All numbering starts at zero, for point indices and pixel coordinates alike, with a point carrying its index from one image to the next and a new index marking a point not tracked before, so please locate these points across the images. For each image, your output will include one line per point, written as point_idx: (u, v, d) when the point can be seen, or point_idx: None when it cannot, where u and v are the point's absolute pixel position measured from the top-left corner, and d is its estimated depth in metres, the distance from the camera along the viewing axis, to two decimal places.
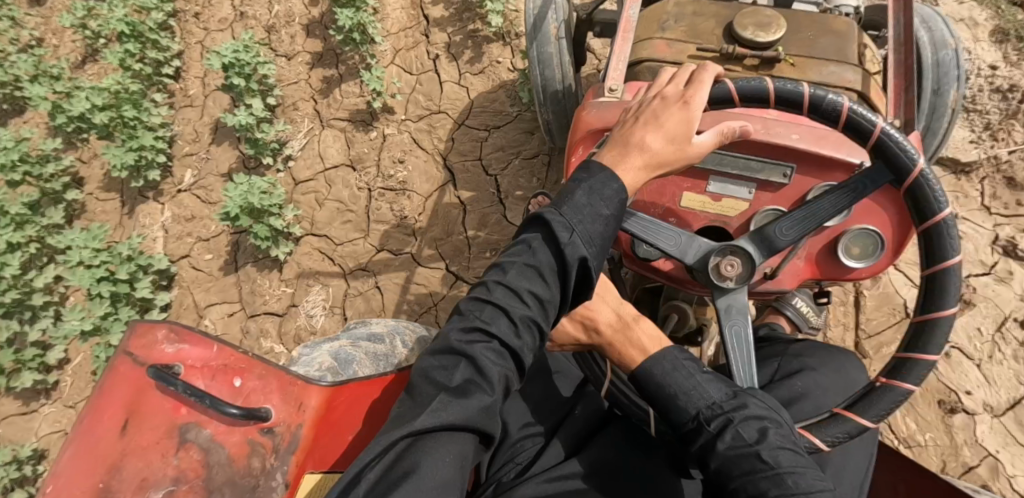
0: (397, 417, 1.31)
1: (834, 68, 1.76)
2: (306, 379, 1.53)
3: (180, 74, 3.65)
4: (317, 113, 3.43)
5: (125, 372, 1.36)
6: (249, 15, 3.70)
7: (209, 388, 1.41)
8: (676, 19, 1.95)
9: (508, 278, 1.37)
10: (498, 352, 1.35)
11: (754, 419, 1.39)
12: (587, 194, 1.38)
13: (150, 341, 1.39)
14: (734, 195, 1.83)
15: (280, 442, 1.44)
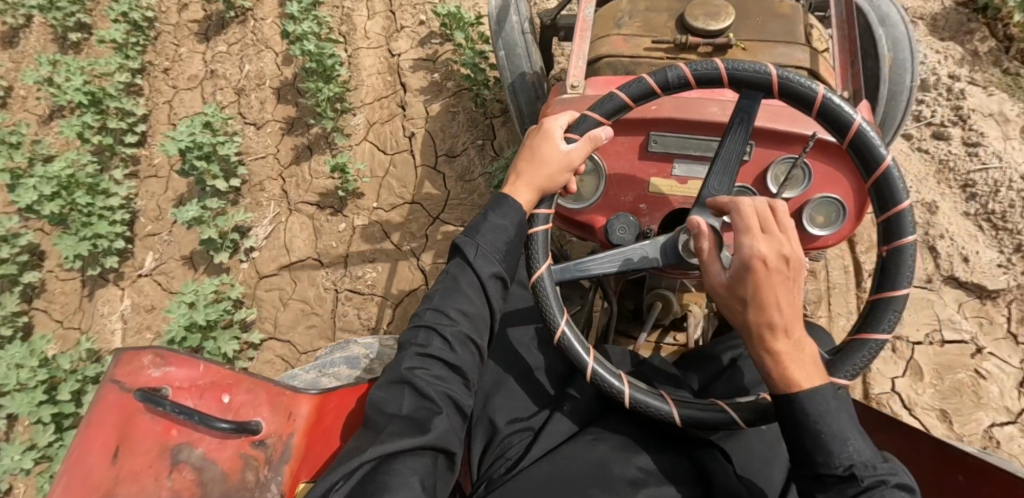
0: (360, 444, 1.62)
1: (783, 49, 2.24)
2: (294, 390, 1.76)
3: (144, 140, 4.11)
4: (284, 193, 3.79)
5: (113, 399, 1.55)
6: (219, 73, 4.19)
7: (198, 405, 1.62)
8: (630, 16, 2.40)
9: (433, 305, 1.81)
10: (433, 373, 1.72)
11: (901, 487, 1.43)
12: (489, 217, 1.82)
13: (136, 368, 1.59)
14: (699, 176, 1.99)
15: (272, 453, 1.66)
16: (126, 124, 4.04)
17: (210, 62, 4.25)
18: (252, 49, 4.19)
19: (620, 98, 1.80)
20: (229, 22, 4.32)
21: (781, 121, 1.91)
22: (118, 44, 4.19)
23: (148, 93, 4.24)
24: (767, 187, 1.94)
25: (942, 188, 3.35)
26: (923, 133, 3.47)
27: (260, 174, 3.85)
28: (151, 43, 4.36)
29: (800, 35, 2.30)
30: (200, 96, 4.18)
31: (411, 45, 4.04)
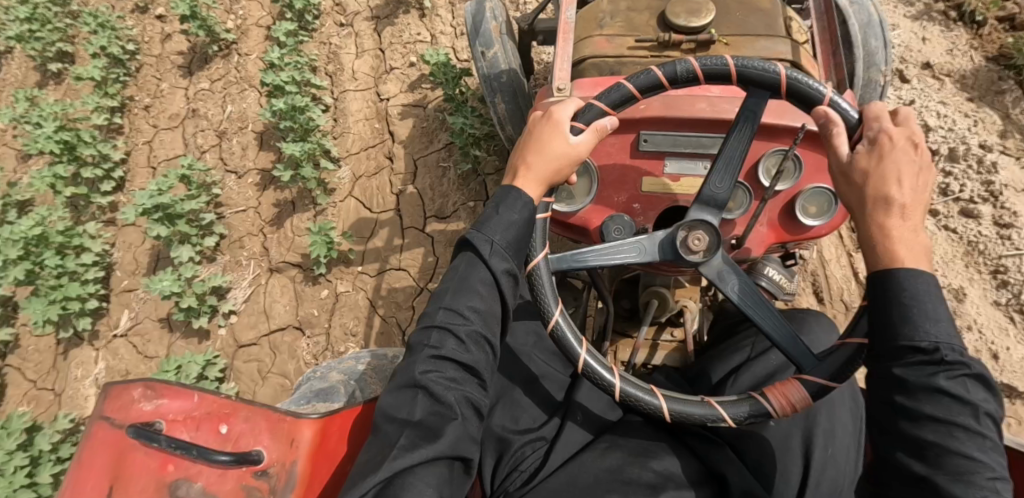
0: (375, 455, 1.53)
1: (764, 43, 2.25)
2: (296, 415, 1.69)
3: (123, 184, 3.97)
4: (265, 250, 3.64)
5: (103, 437, 1.49)
6: (200, 112, 4.11)
7: (194, 438, 1.56)
8: (612, 16, 2.40)
9: (445, 304, 1.67)
10: (447, 377, 1.61)
11: (978, 384, 1.31)
12: (498, 209, 1.68)
13: (127, 403, 1.53)
14: (692, 173, 1.98)
15: (276, 482, 1.60)
16: (102, 169, 3.89)
17: (192, 100, 4.18)
18: (236, 89, 4.14)
19: (627, 89, 1.79)
20: (211, 58, 4.28)
21: (770, 114, 1.92)
22: (96, 82, 4.11)
23: (127, 134, 4.12)
24: (759, 180, 1.95)
25: (972, 274, 3.10)
26: (949, 209, 3.23)
27: (240, 230, 3.70)
28: (133, 77, 4.28)
29: (780, 28, 2.31)
30: (181, 136, 4.07)
31: (399, 88, 3.98)
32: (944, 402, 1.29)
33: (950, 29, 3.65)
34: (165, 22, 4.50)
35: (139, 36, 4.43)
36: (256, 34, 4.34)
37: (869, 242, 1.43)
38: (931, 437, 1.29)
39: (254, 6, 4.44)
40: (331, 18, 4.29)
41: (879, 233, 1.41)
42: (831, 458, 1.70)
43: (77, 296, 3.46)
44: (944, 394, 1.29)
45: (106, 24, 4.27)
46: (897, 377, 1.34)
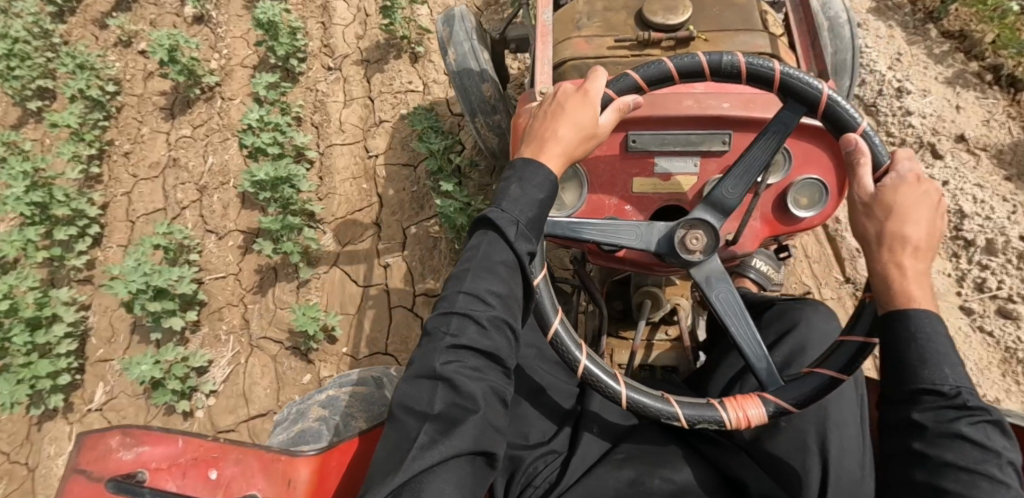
0: (394, 452, 1.40)
1: (744, 37, 2.27)
2: (292, 452, 1.57)
3: (100, 240, 3.69)
4: (245, 322, 3.37)
5: (80, 491, 1.39)
6: (180, 162, 3.85)
7: (181, 486, 1.45)
8: (589, 17, 2.39)
9: (466, 287, 1.51)
10: (470, 366, 1.46)
11: (990, 426, 1.36)
12: (520, 185, 1.56)
13: (105, 452, 1.43)
14: (682, 171, 1.94)
15: None
16: (76, 226, 3.61)
17: (173, 146, 3.92)
18: (218, 137, 3.89)
19: (667, 68, 1.75)
20: (192, 101, 4.03)
21: (754, 107, 1.90)
22: (73, 128, 3.85)
23: (105, 185, 3.85)
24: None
25: (1009, 384, 2.88)
26: (988, 307, 3.05)
27: (220, 298, 3.43)
28: (112, 120, 4.03)
29: (756, 20, 2.33)
30: (160, 187, 3.81)
31: (389, 143, 3.77)
32: (965, 449, 1.32)
33: (985, 96, 3.55)
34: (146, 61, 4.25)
35: (120, 77, 4.16)
36: (240, 74, 4.10)
37: (888, 283, 1.44)
38: (954, 483, 1.31)
39: (238, 44, 4.21)
40: (319, 62, 4.10)
41: (897, 280, 1.43)
42: (843, 452, 1.59)
43: (48, 373, 3.21)
44: (963, 437, 1.33)
45: (84, 64, 4.03)
46: (916, 421, 1.37)
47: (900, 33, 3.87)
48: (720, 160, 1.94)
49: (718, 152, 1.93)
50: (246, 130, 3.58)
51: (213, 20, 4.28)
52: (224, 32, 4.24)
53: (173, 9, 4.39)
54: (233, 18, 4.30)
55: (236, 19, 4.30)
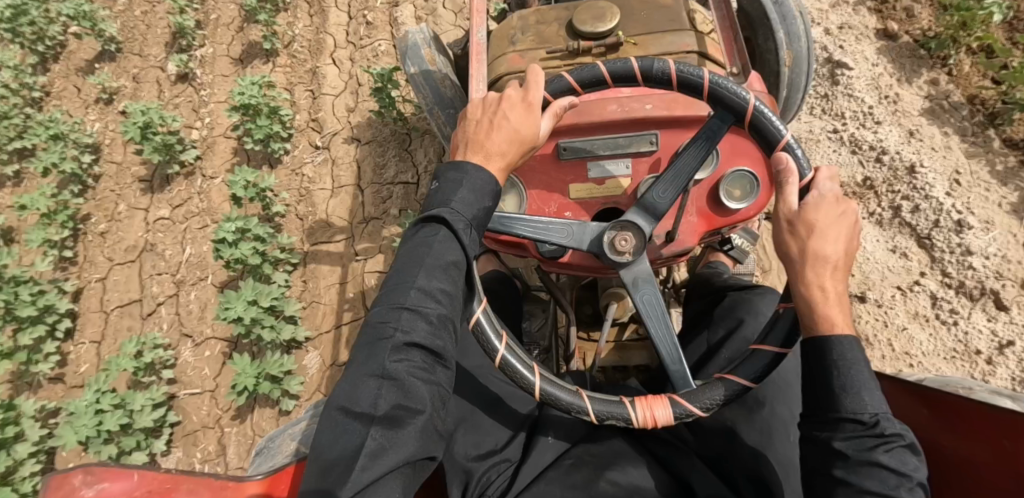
0: (334, 457, 1.23)
1: (671, 38, 2.16)
2: (240, 478, 1.50)
3: (74, 335, 2.96)
4: (222, 447, 2.48)
5: None
6: (158, 249, 3.04)
7: None
8: (522, 32, 2.32)
9: (420, 285, 1.34)
10: (418, 364, 1.31)
11: (909, 453, 1.24)
12: (470, 189, 1.39)
13: (68, 491, 1.40)
14: (615, 174, 1.78)
15: None
16: (44, 323, 2.88)
17: (152, 228, 3.12)
18: (196, 221, 3.03)
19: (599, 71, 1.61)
20: (171, 177, 3.19)
21: (679, 107, 1.74)
22: (44, 212, 3.16)
23: (78, 271, 3.12)
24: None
25: None
26: None
27: (194, 418, 2.55)
28: (89, 193, 3.35)
29: (684, 20, 2.23)
30: (136, 274, 3.04)
31: (380, 245, 2.67)
32: (884, 477, 1.21)
33: None
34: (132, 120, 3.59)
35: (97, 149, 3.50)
36: (224, 147, 3.23)
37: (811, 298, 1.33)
38: None
39: (221, 112, 3.36)
40: (306, 141, 3.03)
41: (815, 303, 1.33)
42: (788, 447, 1.58)
43: None
44: (880, 472, 1.21)
45: (59, 134, 3.39)
46: (836, 450, 1.26)
47: (957, 143, 2.29)
48: (651, 162, 1.77)
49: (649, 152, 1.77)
50: (220, 237, 2.55)
51: (200, 83, 3.54)
52: (208, 97, 3.47)
53: (157, 64, 3.85)
54: (219, 80, 3.54)
55: (222, 83, 3.53)
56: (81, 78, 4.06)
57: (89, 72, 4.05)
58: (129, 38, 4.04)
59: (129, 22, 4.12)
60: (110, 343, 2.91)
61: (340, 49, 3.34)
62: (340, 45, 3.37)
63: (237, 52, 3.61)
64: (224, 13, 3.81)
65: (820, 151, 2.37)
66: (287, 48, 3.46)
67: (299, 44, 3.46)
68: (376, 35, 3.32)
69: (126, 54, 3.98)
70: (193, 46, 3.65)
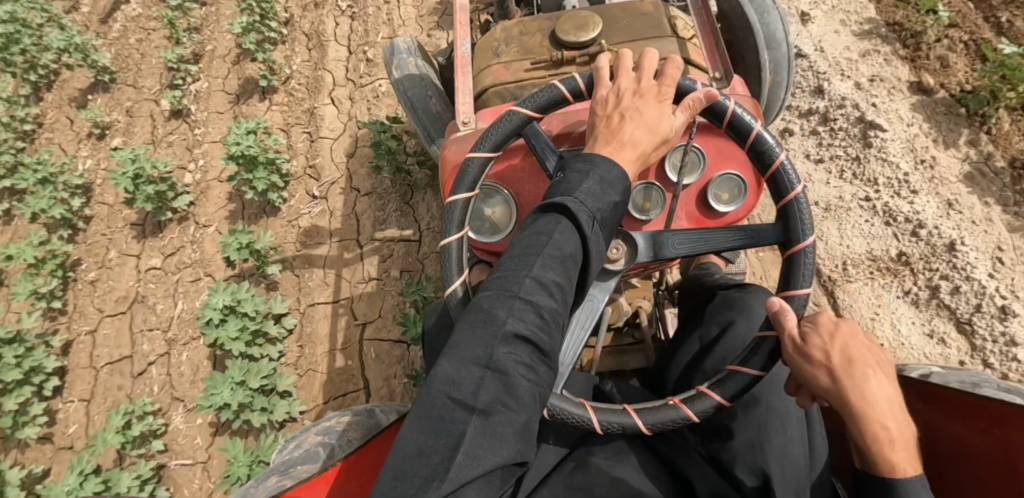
0: (427, 447, 1.08)
1: (654, 45, 2.05)
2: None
3: (61, 393, 2.85)
4: None
5: None
6: (149, 302, 2.91)
7: None
8: (506, 43, 2.19)
9: (539, 274, 1.23)
10: (525, 361, 1.17)
11: None
12: (598, 183, 1.34)
13: None
14: None
15: None
16: (30, 384, 2.76)
17: (143, 278, 3.00)
18: (188, 275, 2.89)
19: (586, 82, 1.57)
20: (164, 224, 3.05)
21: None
22: (31, 261, 3.04)
23: (67, 323, 3.00)
24: (666, 176, 1.65)
25: None
26: None
27: (185, 492, 2.44)
28: (79, 237, 3.23)
29: (665, 26, 2.09)
30: (127, 328, 2.91)
31: (380, 309, 2.53)
32: None
33: None
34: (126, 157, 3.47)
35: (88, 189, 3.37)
36: (218, 191, 3.08)
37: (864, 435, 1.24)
38: None
39: (216, 153, 3.22)
40: (303, 190, 2.89)
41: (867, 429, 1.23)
42: (788, 443, 1.43)
43: None
44: None
45: (49, 177, 3.28)
46: None
47: (999, 214, 2.13)
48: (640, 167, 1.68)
49: None
50: (206, 317, 2.41)
51: (195, 120, 3.41)
52: (203, 136, 3.33)
53: (152, 96, 3.72)
54: (214, 117, 3.39)
55: (217, 120, 3.37)
56: (74, 108, 3.93)
57: (82, 102, 3.92)
58: (123, 68, 3.92)
59: (124, 52, 4.00)
60: (100, 402, 2.79)
61: (338, 88, 3.19)
62: (338, 82, 3.22)
63: (233, 86, 3.47)
64: (220, 45, 3.70)
65: (851, 220, 2.20)
66: (284, 85, 3.32)
67: (297, 81, 3.31)
68: (377, 71, 3.18)
69: (120, 85, 3.85)
70: (187, 81, 3.52)
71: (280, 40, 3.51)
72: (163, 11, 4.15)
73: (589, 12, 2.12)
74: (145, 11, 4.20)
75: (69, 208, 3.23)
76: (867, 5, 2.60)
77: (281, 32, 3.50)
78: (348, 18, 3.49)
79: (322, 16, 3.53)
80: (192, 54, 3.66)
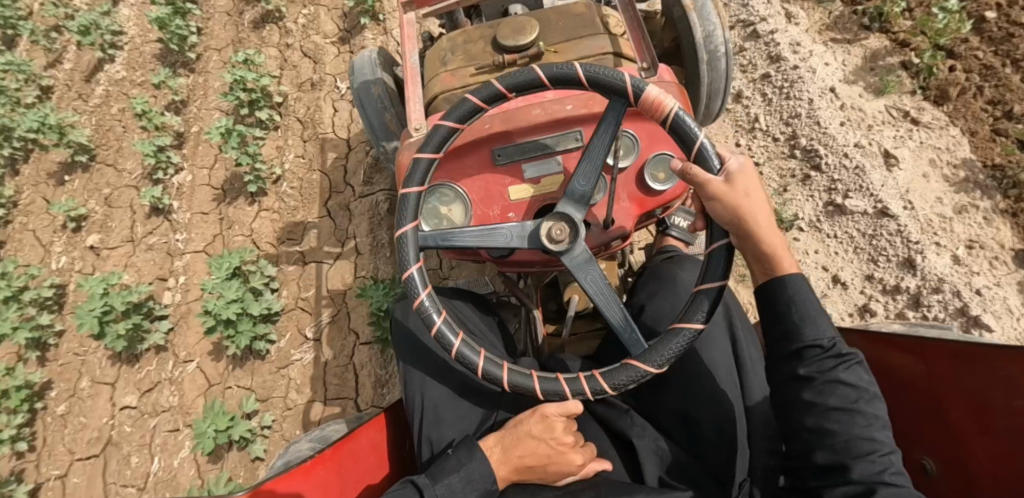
0: None
1: (588, 43, 2.12)
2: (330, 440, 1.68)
3: None
4: None
5: None
6: (124, 450, 2.58)
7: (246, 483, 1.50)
8: (452, 52, 2.24)
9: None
10: None
11: (845, 384, 1.33)
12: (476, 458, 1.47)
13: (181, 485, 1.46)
14: (549, 173, 1.76)
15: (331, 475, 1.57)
16: None
17: (117, 418, 2.67)
18: (167, 420, 2.57)
19: (502, 87, 1.56)
20: (140, 354, 2.71)
21: (596, 105, 1.76)
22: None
23: (36, 463, 2.69)
24: (604, 161, 1.75)
25: None
26: None
27: None
28: (49, 359, 2.91)
29: (598, 24, 2.18)
30: (97, 477, 2.58)
31: None
32: (843, 393, 1.32)
33: None
34: (105, 258, 3.14)
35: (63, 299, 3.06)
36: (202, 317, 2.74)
37: (736, 227, 1.43)
38: (835, 437, 1.31)
39: (199, 266, 2.87)
40: (294, 328, 2.54)
41: (732, 200, 1.42)
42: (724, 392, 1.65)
43: None
44: (824, 401, 1.33)
45: (16, 293, 2.98)
46: (802, 375, 1.36)
47: None
48: (581, 156, 1.76)
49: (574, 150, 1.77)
50: None
51: (178, 220, 3.05)
52: (185, 243, 2.96)
53: (132, 181, 3.36)
54: (197, 219, 3.01)
55: (201, 224, 2.99)
56: (50, 187, 3.57)
57: (59, 180, 3.57)
58: (103, 143, 3.56)
59: (105, 123, 3.65)
60: None
61: (333, 194, 2.83)
62: (335, 187, 2.85)
63: (219, 180, 3.10)
64: (207, 126, 3.33)
65: None
66: (276, 187, 2.96)
67: (289, 182, 2.93)
68: (378, 177, 2.80)
69: (100, 164, 3.50)
70: (170, 173, 3.17)
71: (274, 129, 3.14)
72: (148, 76, 3.77)
73: (525, 16, 2.19)
74: (129, 74, 3.81)
75: (37, 324, 2.90)
76: (960, 140, 2.21)
77: (274, 120, 3.13)
78: (348, 103, 3.13)
79: (319, 100, 3.17)
80: (178, 138, 3.30)
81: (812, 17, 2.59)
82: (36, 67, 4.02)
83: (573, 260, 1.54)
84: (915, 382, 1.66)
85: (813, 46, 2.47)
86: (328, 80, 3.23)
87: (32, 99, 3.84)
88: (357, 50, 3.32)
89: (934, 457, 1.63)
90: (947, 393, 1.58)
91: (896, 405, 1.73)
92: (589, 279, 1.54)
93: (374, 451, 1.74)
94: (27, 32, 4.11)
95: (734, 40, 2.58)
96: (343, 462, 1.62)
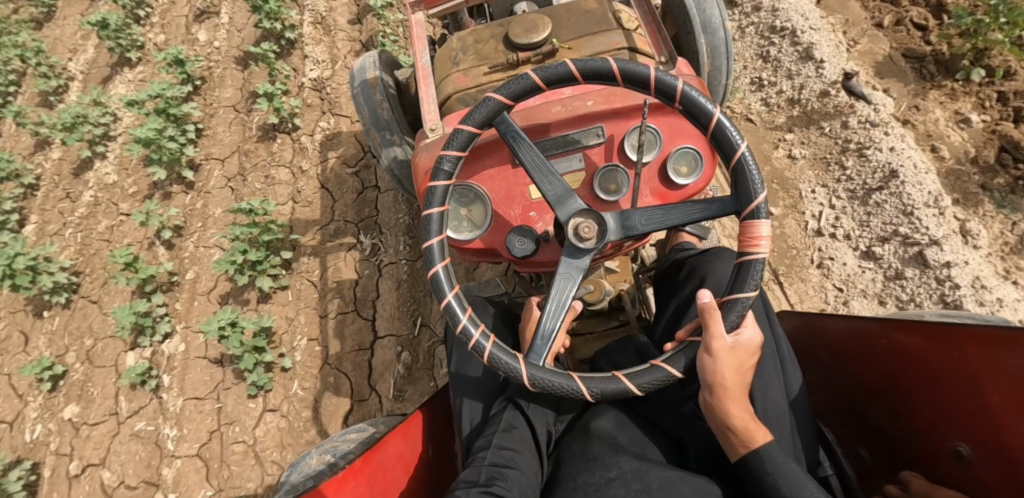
0: None
1: (601, 39, 1.83)
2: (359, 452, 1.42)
3: None
4: None
5: None
6: None
7: None
8: (462, 51, 1.92)
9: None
10: None
11: None
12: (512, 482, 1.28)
13: None
14: (573, 168, 1.55)
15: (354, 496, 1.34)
16: None
17: None
18: None
19: (532, 80, 1.40)
20: None
21: (617, 98, 1.58)
22: None
23: None
24: (627, 156, 1.53)
25: None
26: None
27: None
28: None
29: (610, 19, 1.89)
30: None
31: None
32: None
33: None
34: (83, 437, 2.60)
35: (36, 492, 2.54)
36: None
37: (711, 393, 1.24)
38: None
39: (191, 479, 2.37)
40: None
41: (719, 368, 1.23)
42: (768, 386, 1.34)
43: None
44: None
45: None
46: None
47: None
48: (603, 152, 1.56)
49: (595, 146, 1.56)
50: None
51: (168, 405, 2.54)
52: (175, 443, 2.45)
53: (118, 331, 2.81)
54: (190, 408, 2.50)
55: (196, 417, 2.47)
56: (27, 317, 2.97)
57: (34, 310, 2.98)
58: (87, 271, 3.01)
59: (91, 243, 3.08)
60: None
61: (355, 406, 2.35)
62: (358, 394, 2.37)
63: (217, 351, 2.58)
64: (204, 270, 2.78)
65: None
66: (283, 374, 2.46)
67: (300, 381, 2.43)
68: (412, 389, 2.34)
69: (82, 300, 2.95)
70: (158, 339, 2.66)
71: (281, 293, 2.61)
72: (141, 183, 3.18)
73: (536, 13, 1.90)
74: (121, 179, 3.23)
75: None
76: None
77: (281, 283, 2.61)
78: (373, 265, 2.61)
79: (337, 256, 2.64)
80: (172, 287, 2.76)
81: (989, 228, 1.97)
82: (21, 155, 3.44)
83: (572, 262, 1.36)
84: (939, 362, 1.31)
85: (999, 286, 1.87)
86: (349, 230, 2.70)
87: (12, 199, 3.25)
88: (384, 186, 2.78)
89: (971, 444, 1.27)
90: (978, 372, 1.24)
91: (914, 393, 1.37)
92: (559, 285, 1.36)
93: (404, 461, 1.51)
94: (10, 114, 3.49)
95: (889, 257, 1.98)
96: (373, 474, 1.40)
